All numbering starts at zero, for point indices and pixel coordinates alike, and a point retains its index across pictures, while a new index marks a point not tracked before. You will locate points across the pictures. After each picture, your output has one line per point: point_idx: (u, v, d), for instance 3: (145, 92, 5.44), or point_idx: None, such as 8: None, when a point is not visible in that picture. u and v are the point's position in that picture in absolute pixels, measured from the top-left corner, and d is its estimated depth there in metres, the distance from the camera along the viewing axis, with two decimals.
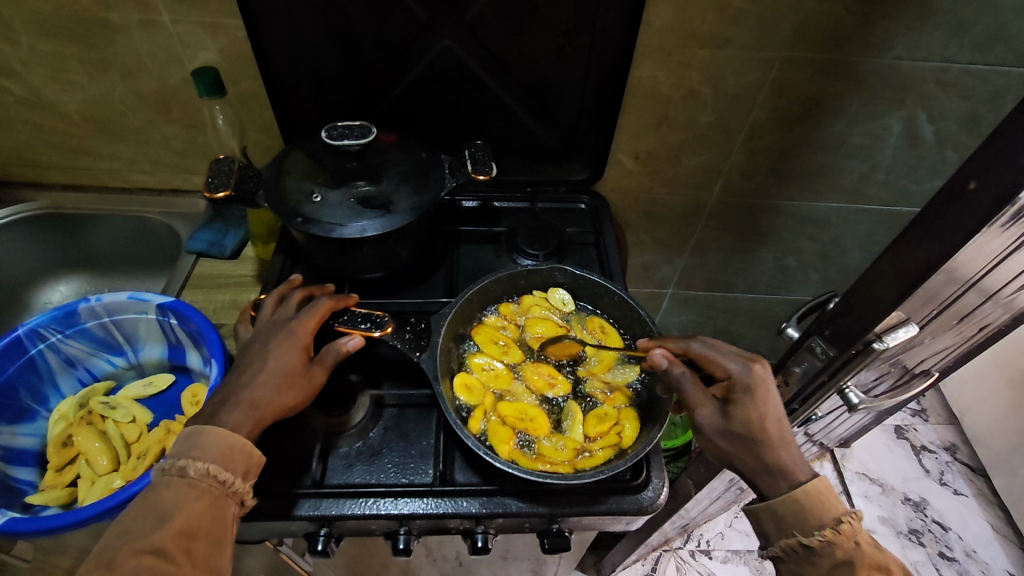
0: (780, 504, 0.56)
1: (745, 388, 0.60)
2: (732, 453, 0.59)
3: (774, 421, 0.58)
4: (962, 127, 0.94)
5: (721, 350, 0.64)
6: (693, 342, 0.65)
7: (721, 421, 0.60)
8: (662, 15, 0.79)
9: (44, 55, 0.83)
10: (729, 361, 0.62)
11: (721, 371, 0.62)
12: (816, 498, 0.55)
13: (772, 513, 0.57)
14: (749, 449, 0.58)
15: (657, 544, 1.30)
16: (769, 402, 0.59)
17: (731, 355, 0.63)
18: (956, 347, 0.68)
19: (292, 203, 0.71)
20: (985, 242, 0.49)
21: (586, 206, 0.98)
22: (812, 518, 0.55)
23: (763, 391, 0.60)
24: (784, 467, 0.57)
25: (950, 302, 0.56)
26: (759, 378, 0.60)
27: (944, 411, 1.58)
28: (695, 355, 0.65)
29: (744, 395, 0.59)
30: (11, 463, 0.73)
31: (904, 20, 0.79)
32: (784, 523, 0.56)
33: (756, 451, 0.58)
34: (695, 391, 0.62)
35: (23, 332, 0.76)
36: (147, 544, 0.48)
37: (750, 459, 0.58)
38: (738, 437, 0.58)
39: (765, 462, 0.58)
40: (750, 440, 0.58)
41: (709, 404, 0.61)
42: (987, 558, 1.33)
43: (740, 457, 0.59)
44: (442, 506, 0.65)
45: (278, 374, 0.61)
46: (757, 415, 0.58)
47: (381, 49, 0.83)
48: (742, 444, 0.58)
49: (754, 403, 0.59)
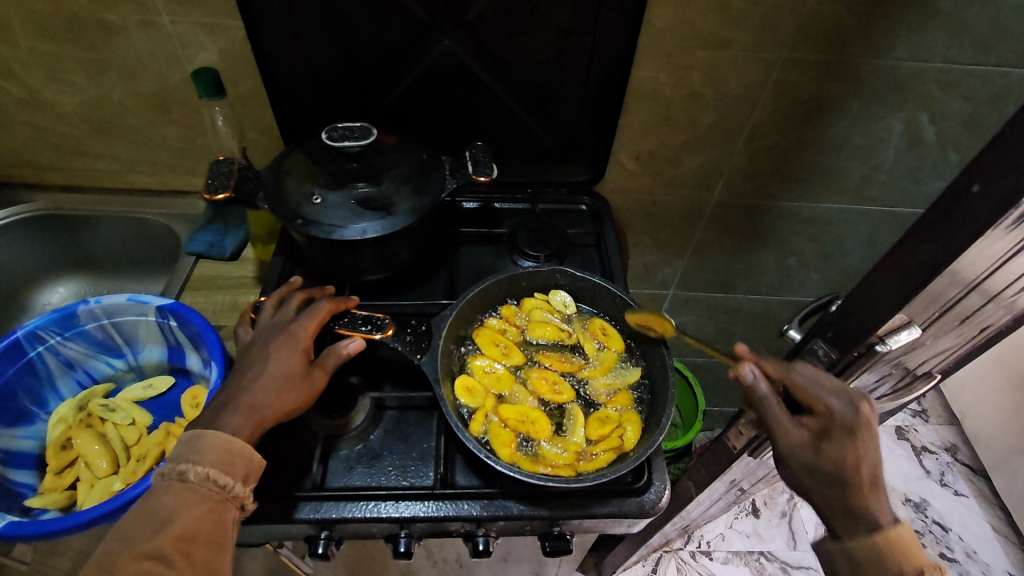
0: (859, 549, 0.52)
1: (846, 428, 0.54)
2: (812, 488, 0.55)
3: (870, 466, 0.53)
4: (964, 127, 0.93)
5: (823, 385, 0.57)
6: (791, 371, 0.59)
7: (806, 455, 0.55)
8: (664, 15, 0.79)
9: (42, 56, 0.83)
10: (833, 397, 0.56)
11: (819, 406, 0.56)
12: (898, 548, 0.51)
13: (848, 556, 0.53)
14: (831, 488, 0.54)
15: (657, 546, 1.30)
16: (870, 447, 0.54)
17: (835, 392, 0.56)
18: (957, 348, 0.67)
19: (292, 204, 0.71)
20: (988, 244, 0.48)
21: (587, 207, 0.98)
22: (892, 567, 0.51)
23: (867, 436, 0.54)
24: (866, 512, 0.53)
25: (952, 305, 0.56)
26: (864, 421, 0.54)
27: (944, 412, 1.58)
28: (791, 384, 0.58)
29: (846, 436, 0.54)
30: (10, 466, 0.73)
31: (906, 21, 0.79)
32: (859, 567, 0.52)
33: (839, 493, 0.53)
34: (786, 418, 0.57)
35: (22, 334, 0.76)
36: (147, 548, 0.48)
37: (831, 498, 0.54)
38: (822, 475, 0.54)
39: (847, 505, 0.53)
40: (835, 482, 0.53)
41: (796, 432, 0.56)
42: (988, 558, 1.33)
43: (818, 494, 0.55)
44: (443, 509, 0.65)
45: (278, 378, 0.60)
46: (853, 459, 0.53)
47: (382, 50, 0.82)
48: (827, 483, 0.54)
49: (853, 447, 0.53)
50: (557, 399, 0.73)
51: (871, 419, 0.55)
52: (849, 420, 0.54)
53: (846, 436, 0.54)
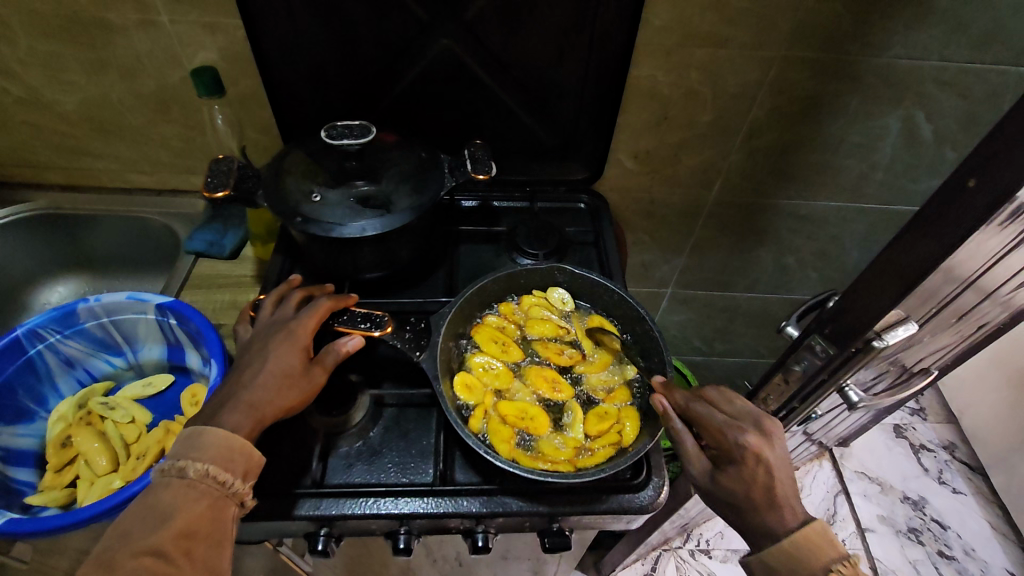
0: (768, 557, 0.56)
1: (733, 458, 0.59)
2: (719, 508, 0.61)
3: (762, 493, 0.57)
4: (960, 126, 0.94)
5: (715, 418, 0.61)
6: (692, 403, 0.63)
7: (708, 483, 0.60)
8: (661, 14, 0.79)
9: (42, 55, 0.83)
10: (723, 431, 0.60)
11: (714, 438, 0.61)
12: (805, 546, 0.55)
13: (764, 566, 0.56)
14: (733, 511, 0.59)
15: (656, 544, 1.30)
16: (756, 475, 0.57)
17: (724, 425, 0.60)
18: (955, 346, 0.69)
19: (291, 203, 0.71)
20: (983, 240, 0.49)
21: (585, 206, 0.98)
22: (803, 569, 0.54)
23: (754, 466, 0.57)
24: (765, 529, 0.57)
25: (949, 301, 0.57)
26: (747, 454, 0.57)
27: (942, 410, 1.58)
28: (693, 416, 0.63)
29: (735, 468, 0.58)
30: (9, 464, 0.73)
31: (902, 20, 0.79)
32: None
33: (739, 517, 0.58)
34: (687, 449, 0.62)
35: (22, 332, 0.76)
36: (147, 545, 0.48)
37: (738, 520, 0.59)
38: (723, 501, 0.59)
39: (750, 525, 0.58)
40: (733, 506, 0.59)
41: (698, 461, 0.61)
42: (986, 556, 1.33)
43: (726, 513, 0.60)
44: (442, 505, 0.65)
45: (278, 375, 0.60)
46: (742, 488, 0.57)
47: (381, 48, 0.83)
48: (729, 507, 0.59)
49: (740, 477, 0.58)
50: (556, 396, 0.73)
51: (767, 446, 0.58)
52: (736, 452, 0.58)
53: (736, 466, 0.59)
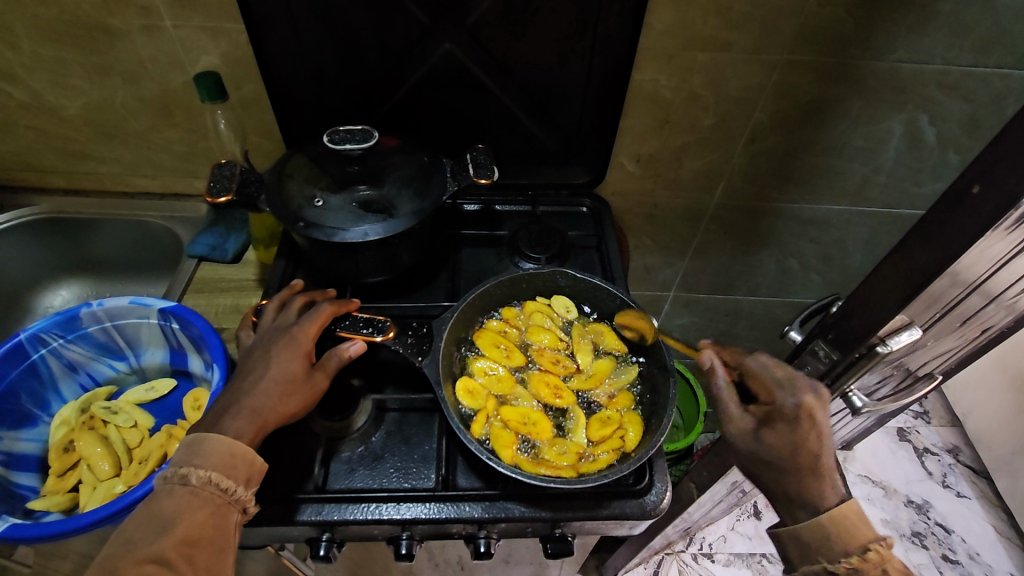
0: (803, 531, 0.58)
1: (788, 419, 0.60)
2: (757, 468, 0.63)
3: (810, 455, 0.58)
4: (964, 129, 0.94)
5: (774, 374, 0.62)
6: (747, 360, 0.64)
7: (750, 442, 0.62)
8: (663, 19, 0.79)
9: (46, 60, 0.83)
10: (782, 389, 0.61)
11: (768, 395, 0.62)
12: (841, 524, 0.56)
13: (797, 539, 0.59)
14: (775, 474, 0.61)
15: (659, 548, 1.30)
16: (810, 438, 0.58)
17: (782, 381, 0.61)
18: (959, 350, 0.68)
19: (294, 207, 0.72)
20: (987, 246, 0.49)
21: (587, 209, 0.99)
22: (837, 546, 0.56)
23: (808, 427, 0.58)
24: (806, 500, 0.59)
25: (953, 305, 0.56)
26: (804, 414, 0.58)
27: (946, 413, 1.57)
28: (748, 372, 0.64)
29: (786, 426, 0.60)
30: (12, 468, 0.73)
31: (904, 24, 0.79)
32: (809, 549, 0.58)
33: (781, 479, 0.61)
34: (733, 405, 0.63)
35: (24, 337, 0.76)
36: (150, 552, 0.48)
37: (776, 482, 0.62)
38: (765, 460, 0.61)
39: (792, 491, 0.60)
40: (775, 467, 0.61)
41: (742, 420, 0.62)
42: (990, 560, 1.33)
43: (763, 473, 0.63)
44: (445, 511, 0.65)
45: (280, 381, 0.60)
46: (790, 448, 0.59)
47: (383, 54, 0.83)
48: (770, 469, 0.61)
49: (791, 436, 0.59)
50: (558, 401, 0.73)
51: (823, 409, 0.59)
52: (790, 411, 0.60)
53: (786, 424, 0.60)
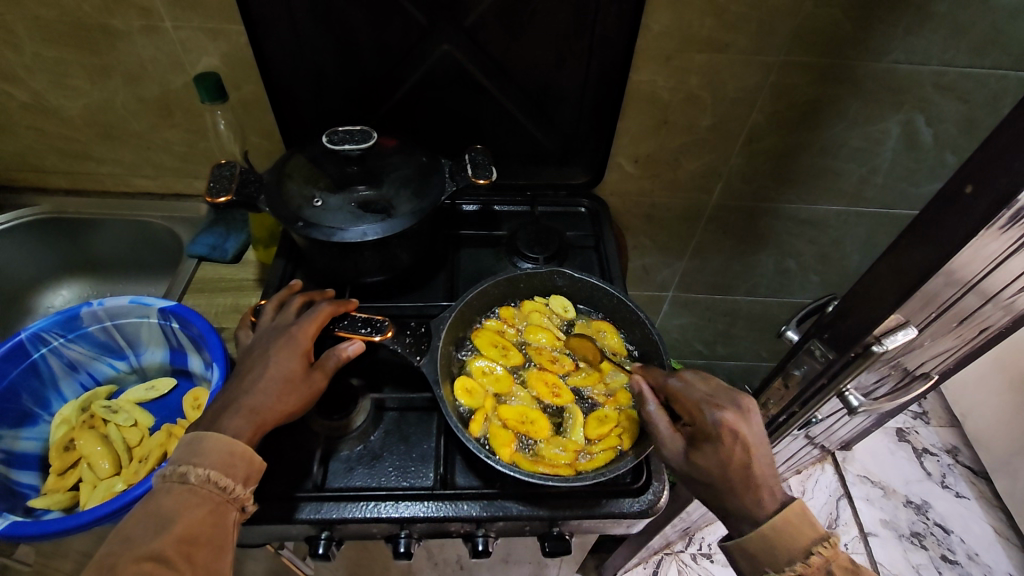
0: (748, 544, 0.57)
1: (710, 437, 0.59)
2: (695, 489, 0.62)
3: (738, 472, 0.58)
4: (960, 130, 0.94)
5: (694, 394, 0.62)
6: (671, 380, 0.65)
7: (683, 462, 0.61)
8: (661, 20, 0.79)
9: (47, 61, 0.84)
10: (699, 407, 0.61)
11: (690, 415, 0.62)
12: (783, 531, 0.56)
13: (745, 552, 0.58)
14: (713, 493, 0.60)
15: (658, 548, 1.30)
16: (734, 452, 0.58)
17: (701, 401, 0.61)
18: (956, 350, 0.68)
19: (293, 207, 0.72)
20: (983, 245, 0.49)
21: (586, 209, 0.99)
22: (781, 554, 0.55)
23: (729, 444, 0.58)
24: (745, 512, 0.58)
25: (949, 304, 0.57)
26: (721, 431, 0.58)
27: (945, 414, 1.58)
28: (671, 392, 0.65)
29: (710, 444, 0.59)
30: (12, 467, 0.73)
31: (901, 25, 0.80)
32: (756, 561, 0.57)
33: (717, 497, 0.60)
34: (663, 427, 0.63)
35: (25, 336, 0.76)
36: (149, 550, 0.48)
37: (717, 501, 0.60)
38: (700, 480, 0.60)
39: (730, 506, 0.59)
40: (711, 486, 0.60)
41: (673, 442, 0.62)
42: (989, 560, 1.33)
43: (702, 493, 0.61)
44: (442, 509, 0.65)
45: (278, 381, 0.61)
46: (719, 467, 0.58)
47: (382, 55, 0.83)
48: (707, 490, 0.60)
49: (716, 455, 0.58)
50: (556, 400, 0.73)
51: (745, 424, 0.59)
52: (711, 429, 0.59)
53: (711, 444, 0.59)
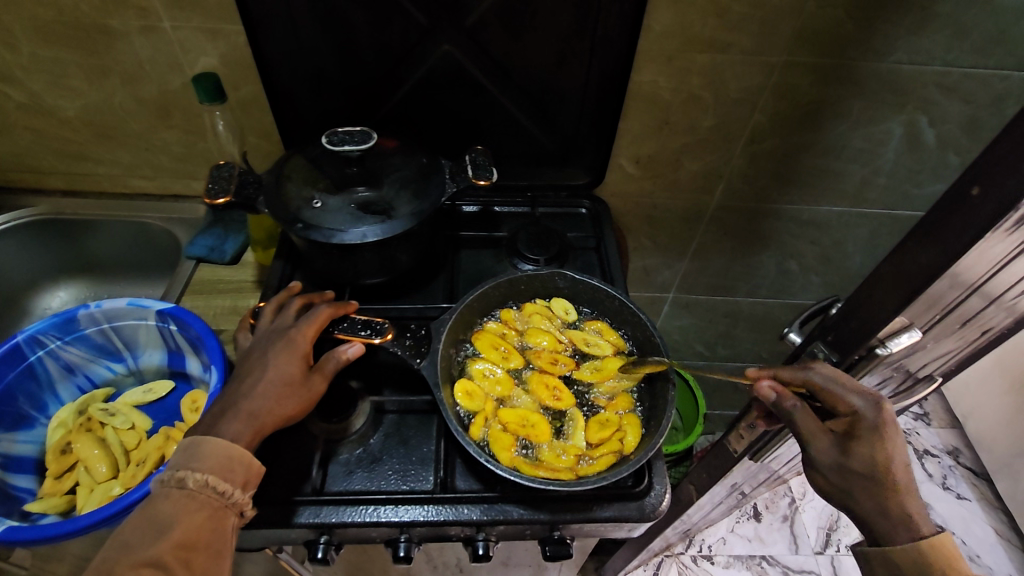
0: (899, 555, 0.50)
1: (872, 428, 0.52)
2: (848, 491, 0.53)
3: (902, 468, 0.51)
4: (964, 131, 0.93)
5: (842, 381, 0.55)
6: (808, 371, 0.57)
7: (837, 461, 0.53)
8: (663, 20, 0.79)
9: (44, 61, 0.83)
10: (856, 394, 0.53)
11: (843, 405, 0.54)
12: (946, 555, 0.49)
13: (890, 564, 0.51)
14: (869, 492, 0.52)
15: (659, 550, 1.30)
16: (898, 445, 0.52)
17: (855, 388, 0.54)
18: (960, 352, 0.67)
19: (292, 208, 0.71)
20: (988, 246, 0.48)
21: (587, 211, 0.98)
22: None
23: (894, 433, 0.52)
24: (904, 518, 0.51)
25: (953, 307, 0.55)
26: (888, 419, 0.52)
27: (946, 415, 1.57)
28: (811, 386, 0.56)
29: (872, 435, 0.52)
30: (9, 470, 0.73)
31: (904, 25, 0.79)
32: None
33: (873, 496, 0.52)
34: (809, 424, 0.55)
35: (22, 339, 0.76)
36: (146, 556, 0.48)
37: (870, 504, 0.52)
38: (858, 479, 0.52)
39: (889, 510, 0.51)
40: (871, 485, 0.52)
41: (823, 439, 0.54)
42: (990, 562, 1.32)
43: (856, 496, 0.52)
44: (443, 513, 0.65)
45: (277, 384, 0.60)
46: (886, 460, 0.51)
47: (382, 56, 0.83)
48: (862, 488, 0.52)
49: (883, 447, 0.51)
50: (557, 403, 0.73)
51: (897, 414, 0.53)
52: (874, 419, 0.52)
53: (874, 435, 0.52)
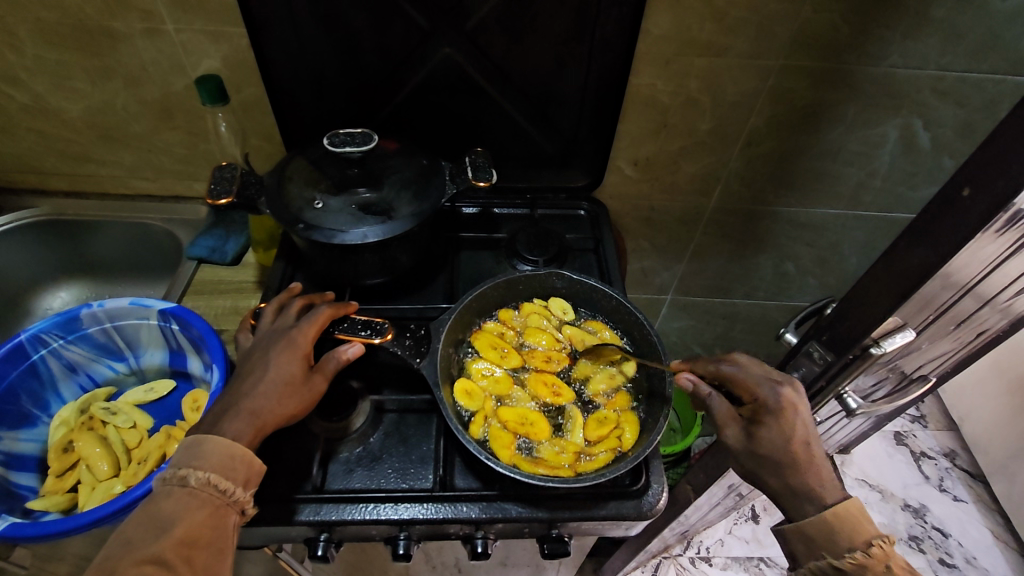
0: (808, 526, 0.55)
1: (773, 412, 0.58)
2: (755, 471, 0.59)
3: (800, 447, 0.57)
4: (958, 134, 0.94)
5: (751, 373, 0.62)
6: (722, 365, 0.64)
7: (744, 444, 0.60)
8: (661, 24, 0.80)
9: (48, 64, 0.84)
10: (759, 383, 0.60)
11: (749, 394, 0.61)
12: (845, 520, 0.54)
13: (801, 535, 0.56)
14: (774, 471, 0.58)
15: (657, 551, 1.30)
16: (798, 426, 0.57)
17: (760, 378, 0.61)
18: (954, 353, 0.69)
19: (294, 209, 0.72)
20: (980, 247, 0.50)
21: (585, 212, 0.99)
22: (842, 540, 0.54)
23: (792, 416, 0.58)
24: (810, 493, 0.56)
25: (947, 307, 0.57)
26: (786, 404, 0.58)
27: (942, 417, 1.58)
28: (726, 378, 0.63)
29: (771, 418, 0.58)
30: (11, 468, 0.73)
31: (899, 29, 0.80)
32: (813, 545, 0.55)
33: (780, 475, 0.57)
34: (719, 411, 0.62)
35: (25, 337, 0.76)
36: (149, 553, 0.48)
37: (777, 482, 0.58)
38: (762, 459, 0.58)
39: (794, 487, 0.57)
40: (773, 466, 0.58)
41: (732, 424, 0.61)
42: (987, 565, 1.33)
43: (762, 475, 0.59)
44: (442, 511, 0.65)
45: (279, 383, 0.61)
46: (784, 441, 0.57)
47: (383, 58, 0.84)
48: (766, 466, 0.58)
49: (780, 429, 0.57)
50: (556, 401, 0.73)
51: (800, 399, 0.59)
52: (773, 403, 0.58)
53: (773, 418, 0.58)
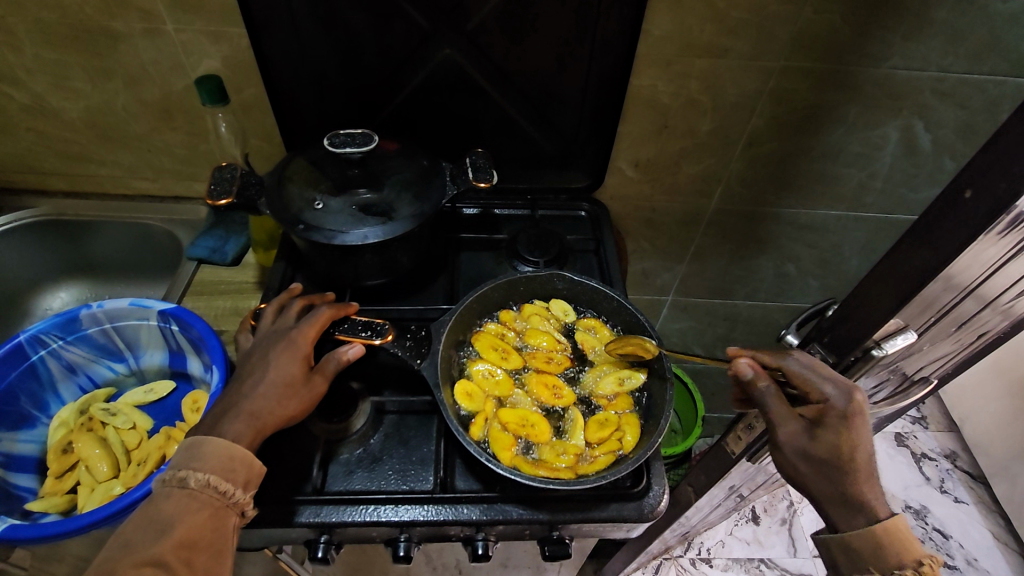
0: (855, 538, 0.51)
1: (840, 416, 0.54)
2: (807, 475, 0.55)
3: (864, 457, 0.53)
4: (959, 136, 0.94)
5: (821, 372, 0.57)
6: (788, 362, 0.59)
7: (803, 444, 0.55)
8: (662, 24, 0.80)
9: (48, 64, 0.84)
10: (828, 384, 0.56)
11: (816, 393, 0.56)
12: (895, 536, 0.50)
13: (846, 547, 0.52)
14: (828, 476, 0.54)
15: (657, 552, 1.30)
16: (863, 435, 0.53)
17: (832, 379, 0.56)
18: (956, 355, 0.68)
19: (294, 209, 0.72)
20: (981, 250, 0.49)
21: (586, 213, 0.99)
22: (891, 557, 0.50)
23: (860, 422, 0.54)
24: (863, 500, 0.53)
25: (948, 309, 0.56)
26: (858, 410, 0.54)
27: (943, 419, 1.58)
28: (789, 374, 0.58)
29: (838, 422, 0.54)
30: (10, 469, 0.73)
31: (900, 31, 0.80)
32: (858, 559, 0.51)
33: (835, 479, 0.53)
34: (780, 408, 0.57)
35: (24, 338, 0.76)
36: (148, 555, 0.48)
37: (830, 487, 0.54)
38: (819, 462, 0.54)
39: (845, 492, 0.53)
40: (830, 472, 0.54)
41: (792, 422, 0.56)
42: (987, 566, 1.32)
43: (813, 480, 0.55)
44: (442, 513, 0.65)
45: (279, 384, 0.61)
46: (848, 448, 0.53)
47: (383, 59, 0.84)
48: (821, 470, 0.54)
49: (848, 435, 0.53)
50: (557, 402, 0.73)
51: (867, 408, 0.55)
52: (843, 407, 0.54)
53: (840, 422, 0.54)
